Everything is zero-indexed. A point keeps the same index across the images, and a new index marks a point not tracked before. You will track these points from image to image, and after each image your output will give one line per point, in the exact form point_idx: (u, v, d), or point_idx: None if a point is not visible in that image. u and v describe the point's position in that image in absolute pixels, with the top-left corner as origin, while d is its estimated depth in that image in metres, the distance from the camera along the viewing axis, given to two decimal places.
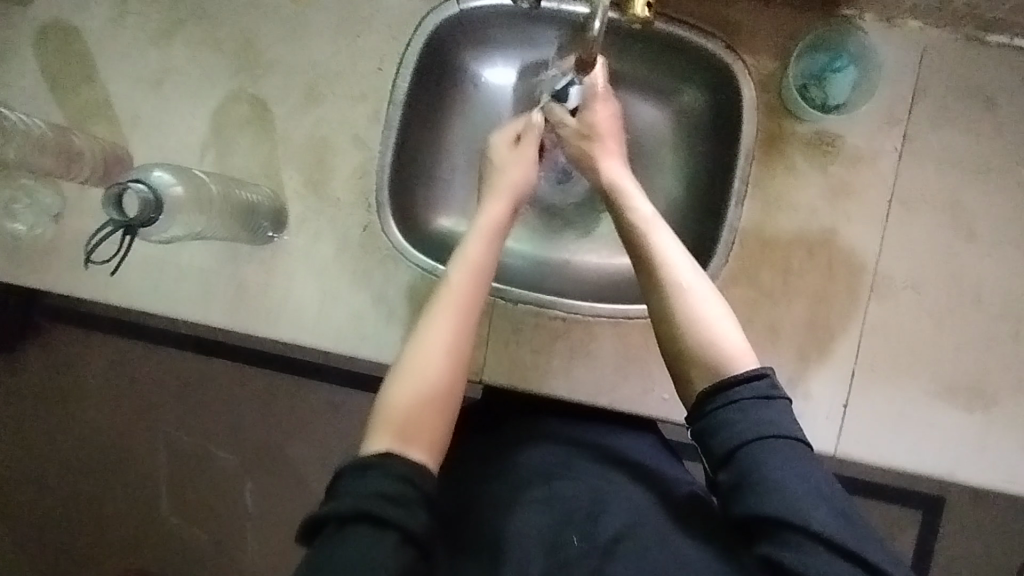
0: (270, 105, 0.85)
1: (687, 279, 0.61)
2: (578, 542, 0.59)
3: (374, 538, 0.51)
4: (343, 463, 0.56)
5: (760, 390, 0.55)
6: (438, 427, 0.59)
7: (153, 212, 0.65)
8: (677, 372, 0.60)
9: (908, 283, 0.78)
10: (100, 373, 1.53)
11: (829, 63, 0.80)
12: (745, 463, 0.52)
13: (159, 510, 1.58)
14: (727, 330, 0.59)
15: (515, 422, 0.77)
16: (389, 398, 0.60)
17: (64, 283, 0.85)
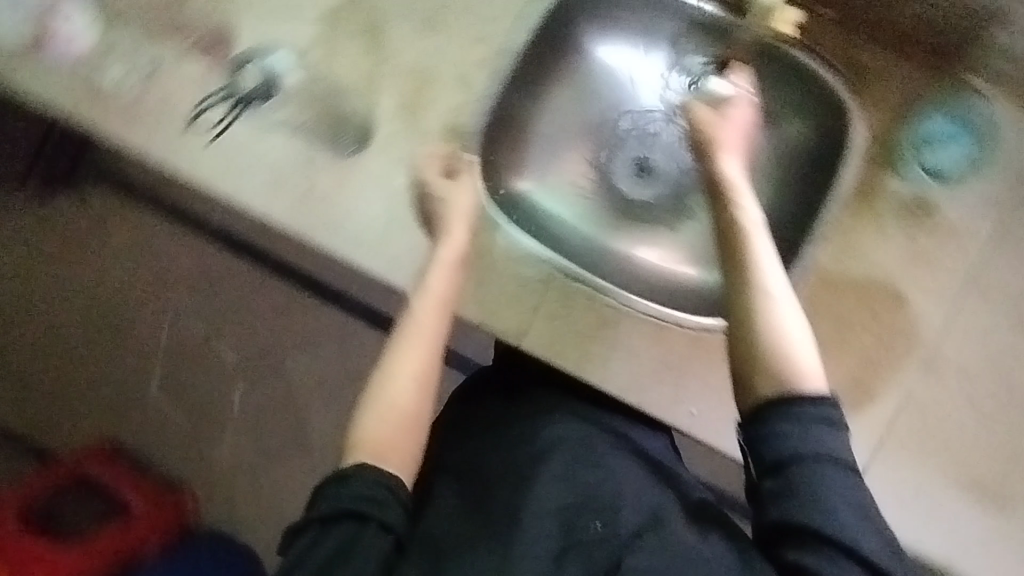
0: (386, 24, 0.84)
1: (776, 288, 0.62)
2: (598, 525, 0.63)
3: (359, 532, 0.59)
4: (324, 474, 0.63)
5: (821, 412, 0.57)
6: (410, 444, 0.66)
7: (268, 89, 0.83)
8: (742, 375, 0.61)
9: (962, 368, 0.77)
10: (130, 240, 1.55)
11: (947, 130, 0.78)
12: (795, 477, 0.55)
13: (147, 386, 1.59)
14: (804, 350, 0.60)
15: (542, 396, 0.84)
16: (361, 426, 0.66)
17: (130, 139, 0.82)
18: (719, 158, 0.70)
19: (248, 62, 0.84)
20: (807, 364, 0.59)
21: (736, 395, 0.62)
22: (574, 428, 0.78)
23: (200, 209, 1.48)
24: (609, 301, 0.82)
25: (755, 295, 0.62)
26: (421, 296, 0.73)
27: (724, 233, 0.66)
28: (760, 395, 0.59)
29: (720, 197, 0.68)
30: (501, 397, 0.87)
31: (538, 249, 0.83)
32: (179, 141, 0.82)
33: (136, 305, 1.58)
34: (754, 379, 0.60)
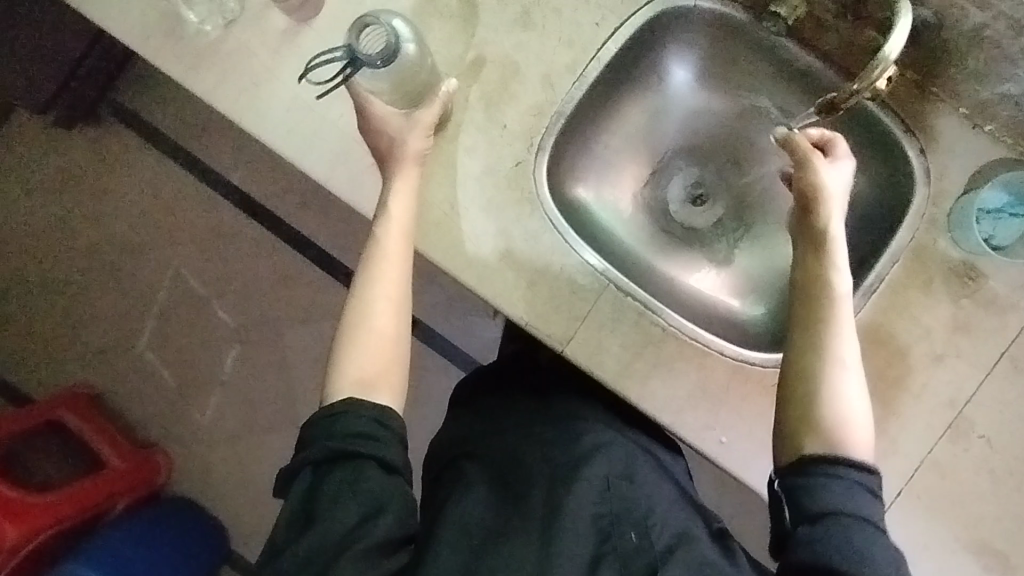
0: (478, 10, 0.83)
1: (848, 361, 0.65)
2: (635, 537, 0.66)
3: (354, 469, 0.62)
4: (312, 417, 0.66)
5: (865, 479, 0.60)
6: (395, 371, 0.69)
7: (383, 57, 0.71)
8: (790, 431, 0.64)
9: (986, 435, 0.80)
10: (144, 185, 1.51)
11: (1009, 204, 0.79)
12: (836, 527, 0.57)
13: (136, 337, 1.54)
14: (860, 424, 0.63)
15: (575, 402, 0.87)
16: (343, 362, 0.68)
17: (207, 89, 0.82)
18: (825, 219, 0.69)
19: (372, 24, 0.72)
20: (860, 438, 0.62)
21: (780, 447, 0.65)
22: (616, 440, 0.80)
23: (222, 168, 1.48)
24: (657, 319, 0.82)
25: (825, 358, 0.65)
26: (384, 227, 0.73)
27: (807, 291, 0.68)
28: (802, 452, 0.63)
29: (817, 256, 0.69)
30: (529, 400, 0.89)
31: (593, 259, 0.82)
32: (254, 93, 0.82)
33: (139, 253, 1.52)
34: (804, 437, 0.63)
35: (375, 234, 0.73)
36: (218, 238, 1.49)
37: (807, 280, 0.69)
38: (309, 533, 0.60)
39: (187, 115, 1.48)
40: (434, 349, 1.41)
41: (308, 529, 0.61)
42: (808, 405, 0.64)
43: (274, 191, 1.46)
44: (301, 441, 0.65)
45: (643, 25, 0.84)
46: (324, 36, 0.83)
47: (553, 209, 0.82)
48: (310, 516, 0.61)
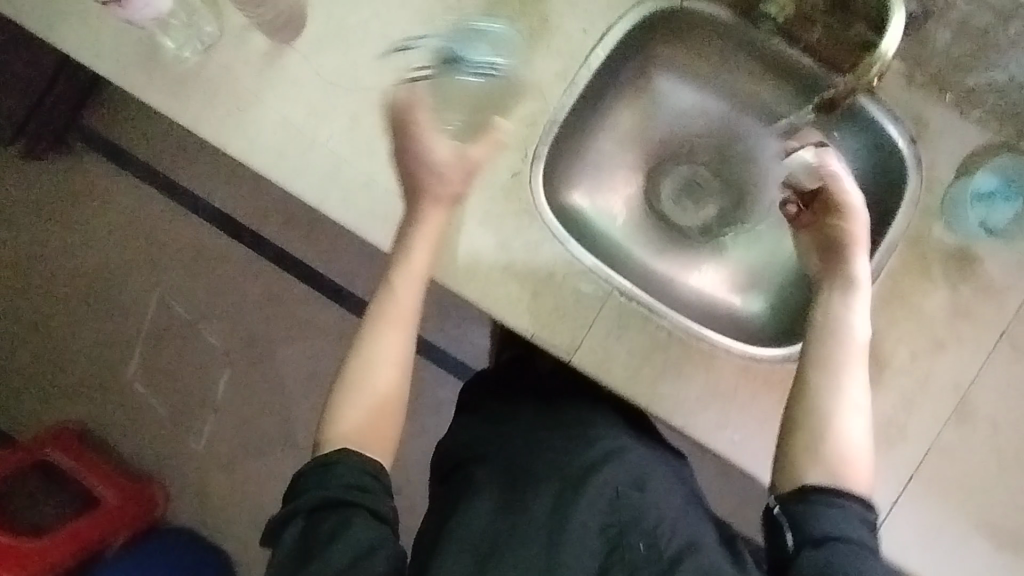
0: (464, 22, 0.82)
1: (857, 401, 0.65)
2: (643, 547, 0.64)
3: (346, 519, 0.60)
4: (305, 465, 0.64)
5: (862, 511, 0.61)
6: (387, 428, 0.67)
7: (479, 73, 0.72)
8: (788, 462, 0.65)
9: (991, 416, 0.81)
10: (122, 212, 1.47)
11: (1001, 188, 0.81)
12: (839, 551, 0.58)
13: (123, 368, 1.50)
14: (863, 463, 0.64)
15: (574, 407, 0.85)
16: (339, 411, 0.66)
17: (189, 116, 0.80)
18: (855, 259, 0.71)
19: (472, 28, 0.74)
20: (861, 477, 0.63)
21: (777, 478, 0.65)
22: (624, 446, 0.78)
23: (201, 190, 1.43)
24: (662, 322, 0.82)
25: (831, 393, 0.65)
26: (404, 274, 0.71)
27: (822, 330, 0.69)
28: (801, 482, 0.63)
29: (836, 297, 0.70)
30: (535, 403, 0.86)
31: (595, 266, 0.82)
32: (239, 119, 0.80)
33: (120, 282, 1.48)
34: (804, 471, 0.63)
35: (391, 282, 0.70)
36: (202, 262, 1.45)
37: (823, 320, 0.69)
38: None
39: (161, 137, 1.43)
40: (431, 361, 1.39)
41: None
42: (812, 436, 0.64)
43: (256, 210, 1.42)
44: (293, 489, 0.64)
45: (632, 29, 0.84)
46: (310, 56, 0.81)
47: (552, 220, 0.82)
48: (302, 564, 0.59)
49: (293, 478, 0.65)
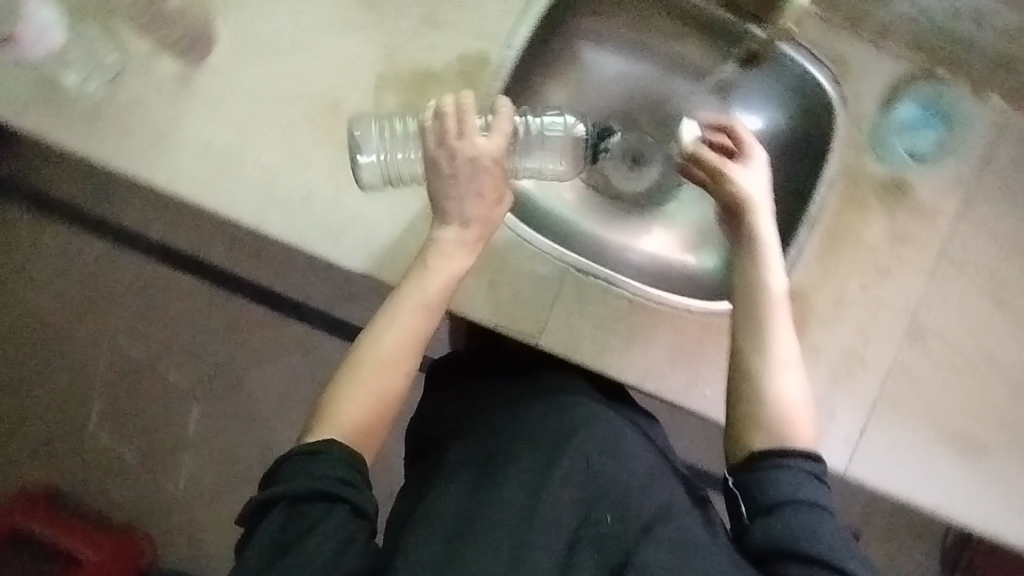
0: (380, 18, 0.80)
1: (786, 357, 0.69)
2: (611, 520, 0.66)
3: (327, 513, 0.58)
4: (290, 450, 0.63)
5: (810, 467, 0.65)
6: (379, 425, 0.66)
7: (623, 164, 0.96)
8: (736, 429, 0.68)
9: (940, 332, 0.85)
10: (56, 259, 1.40)
11: (921, 116, 0.84)
12: (786, 517, 0.62)
13: (83, 419, 1.44)
14: (804, 418, 0.68)
15: (547, 372, 0.83)
16: (333, 400, 0.66)
17: (107, 152, 0.76)
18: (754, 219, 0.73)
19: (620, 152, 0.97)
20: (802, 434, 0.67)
21: (729, 445, 0.69)
22: (600, 412, 0.78)
23: (137, 225, 1.37)
24: (622, 292, 0.83)
25: (768, 363, 0.68)
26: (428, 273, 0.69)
27: (747, 292, 0.71)
28: (751, 448, 0.67)
29: (751, 258, 0.72)
30: (509, 377, 0.84)
31: (548, 247, 0.82)
32: (161, 148, 0.77)
33: (66, 332, 1.42)
34: (751, 435, 0.67)
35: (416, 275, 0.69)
36: (149, 299, 1.40)
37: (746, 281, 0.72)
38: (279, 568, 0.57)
39: (82, 176, 1.36)
40: None
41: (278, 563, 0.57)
42: (756, 405, 0.67)
43: (197, 237, 1.37)
44: (276, 472, 0.63)
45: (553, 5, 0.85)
46: (224, 73, 0.78)
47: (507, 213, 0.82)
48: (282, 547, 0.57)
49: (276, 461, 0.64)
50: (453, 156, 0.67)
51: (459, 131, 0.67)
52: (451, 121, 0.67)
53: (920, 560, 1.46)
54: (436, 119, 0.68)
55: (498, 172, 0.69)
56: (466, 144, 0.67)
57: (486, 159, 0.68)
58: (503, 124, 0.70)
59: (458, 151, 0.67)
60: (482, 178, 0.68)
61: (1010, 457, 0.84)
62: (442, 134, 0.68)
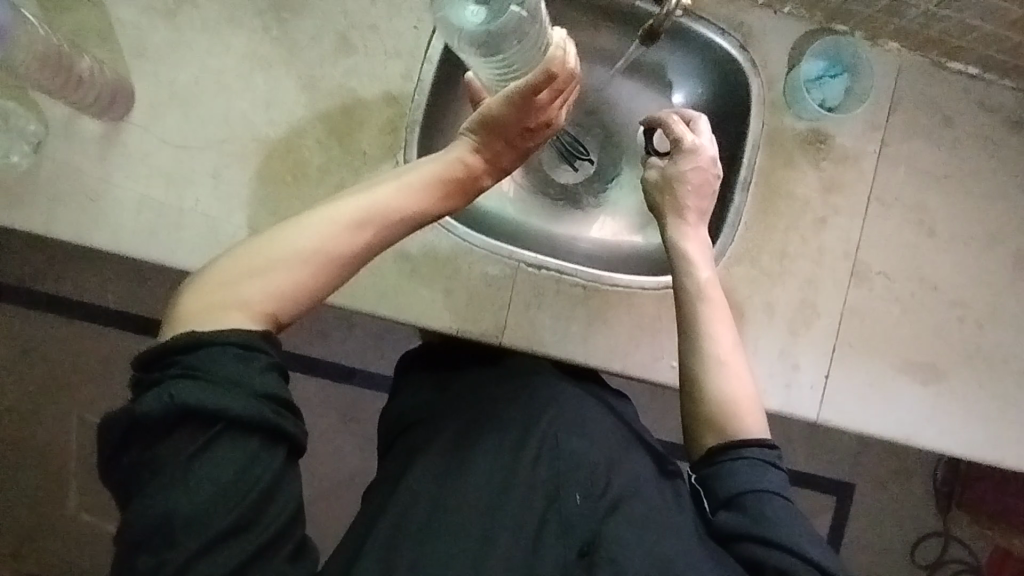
0: (297, 50, 0.81)
1: (726, 355, 0.75)
2: (580, 499, 0.67)
3: (264, 449, 0.55)
4: (219, 335, 0.56)
5: (763, 455, 0.70)
6: (293, 308, 0.61)
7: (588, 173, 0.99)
8: (692, 427, 0.75)
9: (882, 270, 0.88)
10: (4, 346, 1.34)
11: (826, 69, 0.89)
12: (742, 504, 0.67)
13: (59, 505, 1.37)
14: (753, 408, 0.73)
15: (508, 357, 0.83)
16: (246, 274, 0.60)
17: (40, 221, 0.76)
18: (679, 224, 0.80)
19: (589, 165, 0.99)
20: (754, 424, 0.72)
21: (688, 442, 0.75)
22: (567, 393, 0.78)
23: (89, 296, 1.33)
24: (574, 280, 0.84)
25: (711, 363, 0.74)
26: (398, 197, 0.66)
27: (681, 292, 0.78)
28: (707, 445, 0.73)
29: (679, 261, 0.79)
30: (476, 362, 0.84)
31: (495, 247, 0.83)
32: (96, 209, 0.77)
33: (28, 418, 1.36)
34: (704, 435, 0.73)
35: (383, 186, 0.67)
36: (111, 369, 1.35)
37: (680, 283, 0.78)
38: (187, 464, 0.53)
39: (24, 256, 1.32)
40: (378, 389, 1.38)
41: (184, 460, 0.53)
42: (703, 405, 0.74)
43: (152, 299, 1.34)
44: (198, 363, 0.55)
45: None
46: (149, 127, 0.78)
47: (456, 224, 0.82)
48: (197, 442, 0.53)
49: (197, 333, 0.56)
50: (540, 112, 0.71)
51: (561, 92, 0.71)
52: (564, 78, 0.69)
53: (912, 497, 1.49)
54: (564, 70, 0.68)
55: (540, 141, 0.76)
56: (554, 107, 0.72)
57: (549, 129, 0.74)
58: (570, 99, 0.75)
59: (549, 106, 0.70)
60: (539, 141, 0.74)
61: (965, 376, 0.88)
62: (554, 87, 0.69)
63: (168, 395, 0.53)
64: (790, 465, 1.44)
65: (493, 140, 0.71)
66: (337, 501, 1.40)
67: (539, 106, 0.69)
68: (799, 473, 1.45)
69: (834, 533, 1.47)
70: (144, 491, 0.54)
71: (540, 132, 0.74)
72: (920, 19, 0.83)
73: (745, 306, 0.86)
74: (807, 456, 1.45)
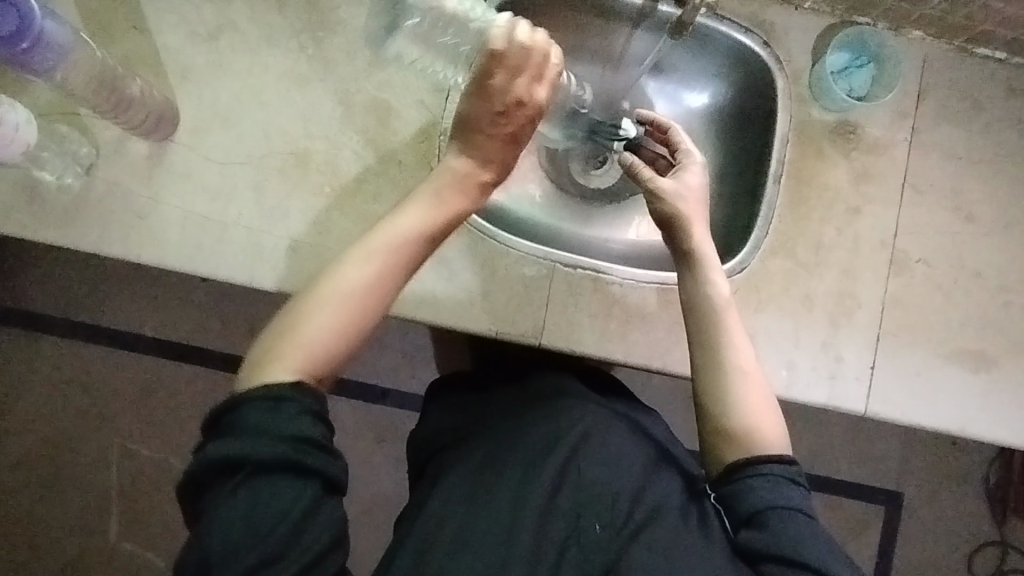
0: (332, 66, 0.84)
1: (751, 367, 0.72)
2: (600, 527, 0.67)
3: (298, 487, 0.54)
4: (249, 392, 0.57)
5: (785, 471, 0.67)
6: (337, 356, 0.62)
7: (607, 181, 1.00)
8: (711, 443, 0.71)
9: (921, 257, 0.87)
10: (48, 376, 1.37)
11: (851, 60, 0.90)
12: (765, 522, 0.63)
13: (101, 533, 1.38)
14: (775, 420, 0.71)
15: (537, 375, 0.84)
16: (293, 325, 0.62)
17: (93, 239, 0.79)
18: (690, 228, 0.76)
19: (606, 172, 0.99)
20: (777, 438, 0.69)
21: (708, 460, 0.71)
22: (593, 412, 0.77)
23: (130, 323, 1.36)
24: (610, 279, 0.85)
25: (733, 373, 0.71)
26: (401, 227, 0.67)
27: (694, 306, 0.75)
28: (727, 461, 0.69)
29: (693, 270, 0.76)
30: (507, 386, 0.84)
31: (532, 248, 0.84)
32: (143, 227, 0.79)
33: (70, 447, 1.38)
34: (722, 449, 0.70)
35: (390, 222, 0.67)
36: (151, 394, 1.37)
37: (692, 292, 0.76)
38: (229, 512, 0.53)
39: (67, 286, 1.36)
40: (413, 408, 1.38)
41: (223, 509, 0.54)
42: (725, 417, 0.70)
43: (190, 323, 1.36)
44: (231, 419, 0.56)
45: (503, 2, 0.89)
46: (193, 146, 0.81)
47: (491, 229, 0.84)
48: (233, 491, 0.54)
49: (232, 395, 0.57)
50: (505, 92, 0.67)
51: (524, 67, 0.67)
52: (516, 51, 0.66)
53: (967, 503, 1.43)
54: (509, 44, 0.66)
55: (533, 125, 0.71)
56: (522, 83, 0.67)
57: (533, 108, 0.69)
58: (552, 76, 0.69)
59: (513, 85, 0.67)
60: (525, 125, 0.69)
61: (1017, 363, 0.86)
62: (509, 64, 0.66)
63: (207, 453, 0.55)
64: (835, 474, 1.40)
65: (479, 142, 0.69)
66: (373, 523, 1.39)
67: (500, 88, 0.67)
68: (842, 481, 1.41)
69: (884, 544, 1.42)
70: (193, 540, 0.55)
71: (529, 118, 0.69)
72: (944, 4, 0.84)
73: (783, 299, 0.85)
74: (852, 463, 1.41)
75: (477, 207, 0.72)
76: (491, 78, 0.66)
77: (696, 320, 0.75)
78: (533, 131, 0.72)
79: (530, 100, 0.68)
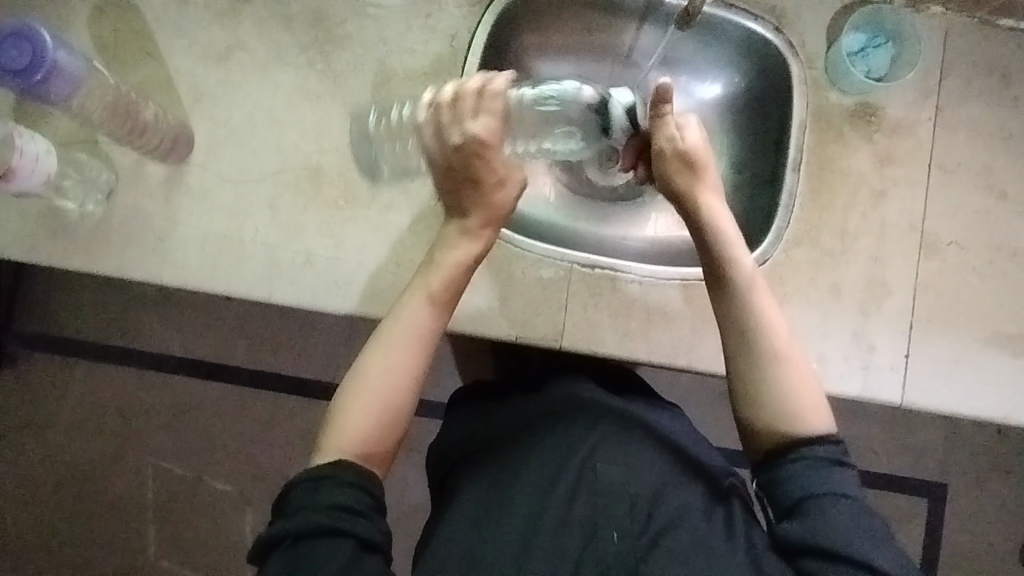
0: (341, 80, 0.84)
1: (785, 347, 0.70)
2: (618, 537, 0.64)
3: (336, 548, 0.58)
4: (294, 477, 0.63)
5: (830, 453, 0.65)
6: (385, 438, 0.67)
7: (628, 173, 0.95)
8: (749, 429, 0.69)
9: (953, 240, 0.84)
10: (82, 400, 1.40)
11: (869, 40, 0.87)
12: (804, 512, 0.62)
13: (139, 552, 1.40)
14: (818, 400, 0.69)
15: (554, 378, 0.82)
16: (336, 419, 0.67)
17: (116, 263, 0.81)
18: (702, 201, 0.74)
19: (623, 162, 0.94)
20: (820, 417, 0.68)
21: (749, 444, 0.70)
22: (611, 418, 0.75)
23: (159, 343, 1.39)
24: (629, 277, 0.83)
25: (766, 356, 0.69)
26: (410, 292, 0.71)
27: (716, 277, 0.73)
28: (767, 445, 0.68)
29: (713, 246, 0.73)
30: (524, 389, 0.82)
31: (548, 251, 0.83)
32: (163, 249, 0.81)
33: (107, 469, 1.40)
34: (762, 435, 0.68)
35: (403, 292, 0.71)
36: (182, 414, 1.39)
37: (715, 268, 0.73)
38: None
39: (98, 310, 1.39)
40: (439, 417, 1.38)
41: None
42: (761, 404, 0.68)
43: (217, 342, 1.38)
44: (282, 503, 0.63)
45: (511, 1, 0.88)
46: (208, 166, 0.82)
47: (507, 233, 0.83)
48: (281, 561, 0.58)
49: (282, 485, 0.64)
50: (442, 148, 0.69)
51: (452, 117, 0.68)
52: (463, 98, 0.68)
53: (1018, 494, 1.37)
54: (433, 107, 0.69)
55: (485, 159, 0.69)
56: (454, 131, 0.68)
57: (473, 145, 0.68)
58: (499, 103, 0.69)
59: (450, 131, 0.68)
60: (474, 164, 0.69)
61: None
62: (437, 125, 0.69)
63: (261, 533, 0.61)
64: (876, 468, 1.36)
65: (450, 199, 0.72)
66: (405, 533, 1.39)
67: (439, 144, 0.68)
68: (883, 475, 1.36)
69: (931, 539, 1.37)
70: None
71: (493, 160, 0.69)
72: None
73: (810, 290, 0.83)
74: (893, 455, 1.36)
75: (476, 255, 0.72)
76: (431, 143, 0.69)
77: (720, 296, 0.72)
78: (492, 165, 0.70)
79: (467, 139, 0.68)
